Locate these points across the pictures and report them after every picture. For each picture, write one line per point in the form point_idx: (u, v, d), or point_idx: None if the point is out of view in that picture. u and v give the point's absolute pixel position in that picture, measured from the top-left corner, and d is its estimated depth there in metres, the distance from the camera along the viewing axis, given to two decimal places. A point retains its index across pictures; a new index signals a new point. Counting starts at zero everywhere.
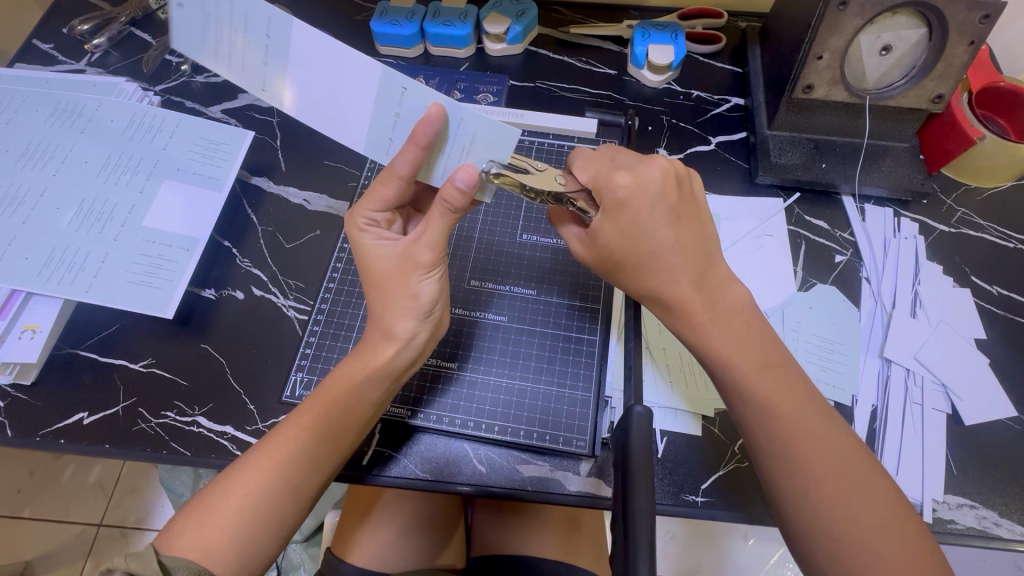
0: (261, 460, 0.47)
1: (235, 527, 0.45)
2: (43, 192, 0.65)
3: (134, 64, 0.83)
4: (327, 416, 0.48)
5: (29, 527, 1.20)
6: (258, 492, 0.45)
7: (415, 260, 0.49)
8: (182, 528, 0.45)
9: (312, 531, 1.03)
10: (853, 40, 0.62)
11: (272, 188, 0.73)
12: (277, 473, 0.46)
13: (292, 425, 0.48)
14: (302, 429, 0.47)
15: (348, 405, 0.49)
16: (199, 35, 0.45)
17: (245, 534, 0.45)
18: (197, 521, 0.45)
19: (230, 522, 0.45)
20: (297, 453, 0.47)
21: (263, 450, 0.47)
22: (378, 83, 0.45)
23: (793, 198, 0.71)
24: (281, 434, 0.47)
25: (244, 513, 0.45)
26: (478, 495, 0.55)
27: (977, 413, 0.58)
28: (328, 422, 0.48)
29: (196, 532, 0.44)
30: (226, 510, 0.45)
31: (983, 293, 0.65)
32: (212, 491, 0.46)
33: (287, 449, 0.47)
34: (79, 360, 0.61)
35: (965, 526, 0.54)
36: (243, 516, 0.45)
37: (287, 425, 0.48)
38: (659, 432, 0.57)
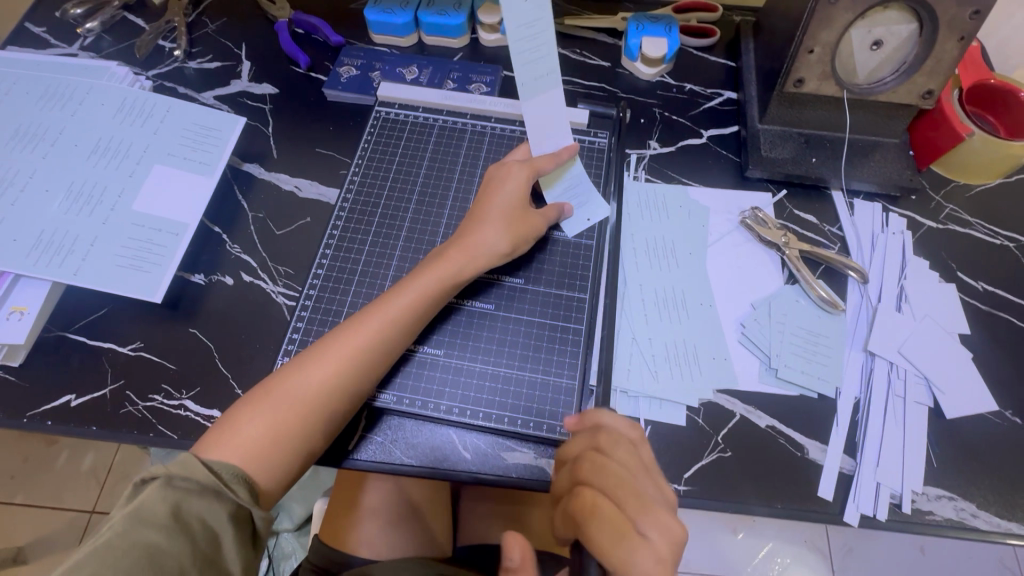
0: (332, 347, 0.53)
1: (297, 412, 0.50)
2: (32, 174, 0.65)
3: (127, 49, 0.83)
4: (401, 313, 0.55)
5: (22, 512, 1.21)
6: (320, 388, 0.51)
7: (527, 216, 0.61)
8: (239, 416, 0.50)
9: (302, 520, 1.04)
10: (844, 34, 0.62)
11: (263, 175, 0.73)
12: (352, 359, 0.52)
13: (362, 329, 0.54)
14: (375, 322, 0.54)
15: (413, 311, 0.55)
16: (530, 21, 0.53)
17: (305, 421, 0.50)
18: (260, 406, 0.50)
19: (296, 403, 0.50)
20: (369, 343, 0.53)
21: (327, 352, 0.52)
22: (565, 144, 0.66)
23: (782, 193, 0.71)
24: (357, 322, 0.54)
25: (310, 397, 0.51)
26: (465, 479, 0.56)
27: (959, 407, 0.58)
28: (398, 320, 0.55)
29: (260, 413, 0.50)
30: (293, 394, 0.51)
31: (969, 289, 0.65)
32: (279, 381, 0.52)
33: (358, 339, 0.53)
34: (67, 343, 0.62)
35: (943, 518, 0.54)
36: (312, 400, 0.51)
37: (360, 317, 0.55)
38: (644, 420, 0.58)
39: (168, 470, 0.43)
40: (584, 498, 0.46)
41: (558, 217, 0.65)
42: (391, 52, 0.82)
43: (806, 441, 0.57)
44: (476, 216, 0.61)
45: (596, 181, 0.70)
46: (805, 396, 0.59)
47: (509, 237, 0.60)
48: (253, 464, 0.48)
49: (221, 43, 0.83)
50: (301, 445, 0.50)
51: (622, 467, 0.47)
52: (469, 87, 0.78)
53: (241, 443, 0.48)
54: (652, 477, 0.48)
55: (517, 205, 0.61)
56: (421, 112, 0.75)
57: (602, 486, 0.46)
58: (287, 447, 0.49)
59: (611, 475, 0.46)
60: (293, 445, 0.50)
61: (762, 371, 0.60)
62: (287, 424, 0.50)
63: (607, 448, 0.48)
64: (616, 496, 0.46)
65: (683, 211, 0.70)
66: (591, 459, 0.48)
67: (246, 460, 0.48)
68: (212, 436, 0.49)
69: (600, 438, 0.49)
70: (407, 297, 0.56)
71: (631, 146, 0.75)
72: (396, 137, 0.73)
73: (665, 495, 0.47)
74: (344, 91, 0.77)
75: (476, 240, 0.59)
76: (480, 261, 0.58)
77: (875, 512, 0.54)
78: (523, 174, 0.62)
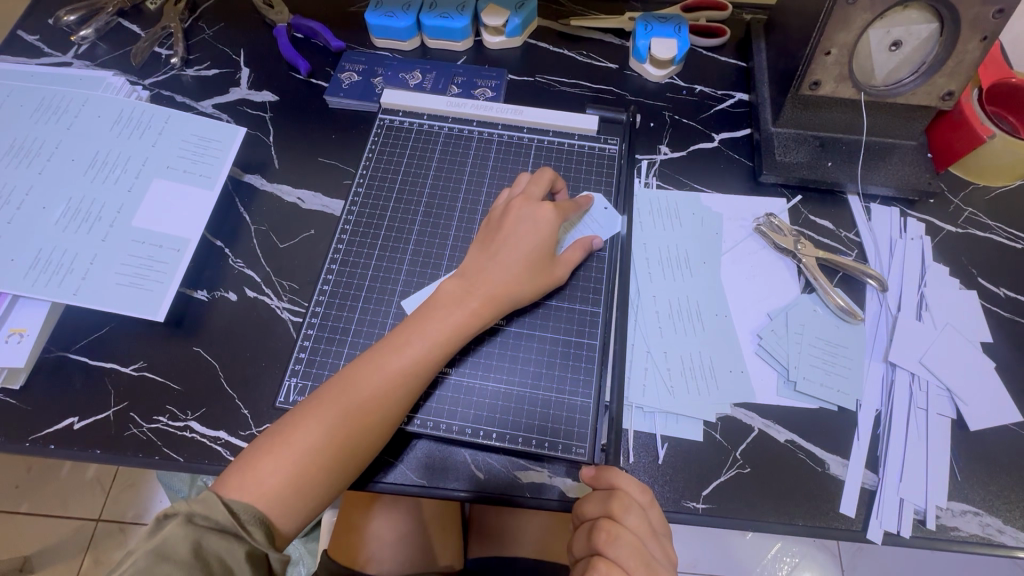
0: (356, 388, 0.50)
1: (323, 457, 0.48)
2: (28, 191, 0.63)
3: (122, 57, 0.81)
4: (428, 353, 0.53)
5: (28, 521, 1.20)
6: (345, 427, 0.49)
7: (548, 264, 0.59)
8: (258, 458, 0.47)
9: (312, 527, 1.04)
10: (862, 35, 0.60)
11: (265, 186, 0.71)
12: (378, 395, 0.50)
13: (387, 365, 0.52)
14: (402, 363, 0.52)
15: (439, 351, 0.53)
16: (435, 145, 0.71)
17: (331, 466, 0.48)
18: (281, 450, 0.47)
19: (320, 450, 0.48)
20: (396, 383, 0.51)
21: (351, 387, 0.50)
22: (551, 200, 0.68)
23: (797, 198, 0.70)
24: (381, 360, 0.52)
25: (335, 442, 0.48)
26: (479, 501, 0.54)
27: (982, 418, 0.57)
28: (427, 355, 0.53)
29: (283, 458, 0.47)
30: (317, 440, 0.48)
31: (990, 296, 0.64)
32: (300, 419, 0.49)
33: (384, 381, 0.51)
34: (69, 364, 0.60)
35: (969, 533, 0.53)
36: (336, 439, 0.49)
37: (386, 351, 0.52)
38: (661, 437, 0.57)
39: (191, 506, 0.42)
40: (598, 568, 0.46)
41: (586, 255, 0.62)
42: (394, 56, 0.80)
43: (826, 455, 0.56)
44: (503, 248, 0.58)
45: (607, 190, 0.68)
46: (825, 410, 0.58)
47: (536, 277, 0.58)
48: (274, 512, 0.46)
49: (218, 49, 0.82)
50: (325, 490, 0.49)
51: (634, 535, 0.47)
52: (474, 92, 0.76)
53: (263, 490, 0.46)
54: (659, 543, 0.48)
55: (545, 248, 0.59)
56: (426, 119, 0.73)
57: (614, 556, 0.47)
58: (311, 494, 0.48)
59: (623, 546, 0.47)
60: (316, 491, 0.48)
61: (781, 384, 0.59)
62: (312, 471, 0.48)
63: (620, 516, 0.48)
64: (626, 566, 0.46)
65: (695, 218, 0.68)
66: (605, 529, 0.48)
67: (268, 507, 0.46)
68: (229, 478, 0.46)
69: (613, 504, 0.48)
70: (434, 336, 0.53)
71: (642, 151, 0.73)
72: (401, 145, 0.71)
73: (667, 555, 0.49)
74: (346, 98, 0.76)
75: (503, 276, 0.57)
76: (506, 296, 0.56)
77: (899, 529, 0.53)
78: (550, 211, 0.60)
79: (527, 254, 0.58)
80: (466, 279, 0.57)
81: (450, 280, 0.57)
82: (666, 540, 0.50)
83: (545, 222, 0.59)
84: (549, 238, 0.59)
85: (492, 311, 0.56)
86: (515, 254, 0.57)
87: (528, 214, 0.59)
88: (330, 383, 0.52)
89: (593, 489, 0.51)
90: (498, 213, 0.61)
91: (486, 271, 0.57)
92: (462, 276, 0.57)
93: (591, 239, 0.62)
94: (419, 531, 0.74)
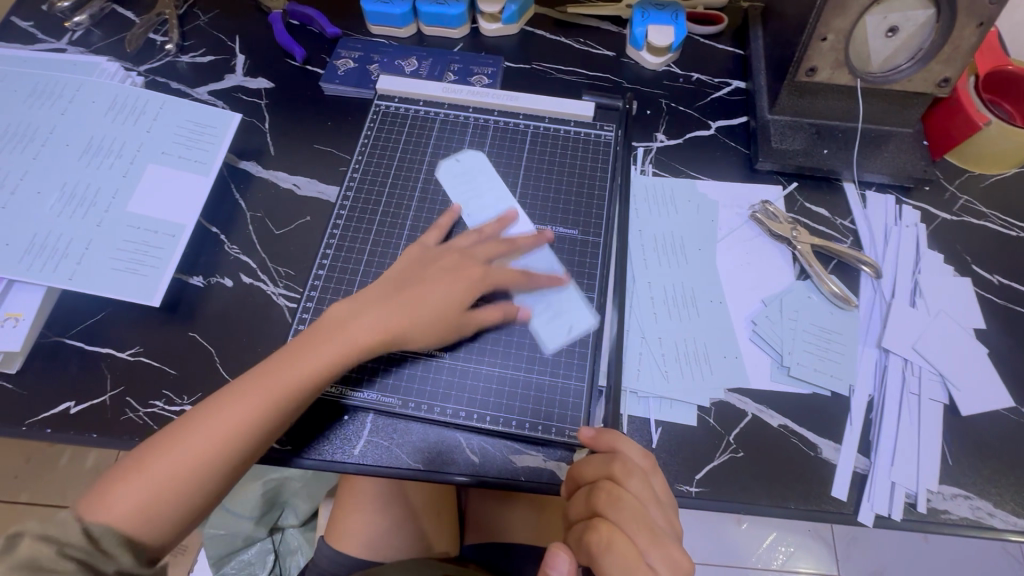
0: (231, 405, 0.49)
1: (173, 482, 0.47)
2: (24, 175, 0.63)
3: (117, 43, 0.80)
4: (321, 370, 0.52)
5: (26, 511, 1.20)
6: (204, 452, 0.48)
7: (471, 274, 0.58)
8: (125, 475, 0.47)
9: (309, 516, 1.05)
10: (859, 21, 0.60)
11: (260, 172, 0.71)
12: (244, 420, 0.49)
13: (275, 382, 0.50)
14: (290, 381, 0.51)
15: (323, 377, 0.52)
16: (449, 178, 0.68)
17: (189, 490, 0.47)
18: (147, 467, 0.47)
19: (180, 465, 0.47)
20: (276, 405, 0.50)
21: (218, 416, 0.49)
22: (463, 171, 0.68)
23: (793, 185, 0.70)
24: (269, 380, 0.50)
25: (186, 466, 0.47)
26: (474, 485, 0.55)
27: (974, 403, 0.57)
28: (307, 382, 0.51)
29: (142, 482, 0.46)
30: (172, 466, 0.47)
31: (984, 283, 0.64)
32: (168, 441, 0.48)
33: (258, 403, 0.49)
34: (65, 349, 0.60)
35: (960, 517, 0.54)
36: (199, 464, 0.47)
37: (272, 369, 0.51)
38: (654, 422, 0.57)
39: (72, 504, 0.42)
40: (600, 530, 0.45)
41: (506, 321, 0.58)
42: (390, 43, 0.80)
43: (819, 440, 0.56)
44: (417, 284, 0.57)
45: (602, 177, 0.68)
46: (818, 395, 0.58)
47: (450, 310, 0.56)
48: (134, 528, 0.45)
49: (213, 36, 0.81)
50: (187, 506, 0.47)
51: (637, 500, 0.47)
52: (469, 79, 0.76)
53: (121, 508, 0.45)
54: (661, 510, 0.47)
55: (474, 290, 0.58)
56: (422, 106, 0.73)
57: (616, 519, 0.46)
58: (166, 515, 0.46)
59: (626, 508, 0.46)
60: (177, 506, 0.47)
61: (775, 369, 0.59)
62: (174, 485, 0.47)
63: (622, 478, 0.48)
64: (630, 530, 0.45)
65: (691, 205, 0.68)
66: (607, 490, 0.47)
67: (127, 525, 0.45)
68: (96, 498, 0.46)
69: (616, 466, 0.48)
70: (331, 353, 0.52)
71: (637, 138, 0.73)
72: (397, 131, 0.71)
73: (671, 524, 0.48)
74: (342, 84, 0.75)
75: (430, 299, 0.56)
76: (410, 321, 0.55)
77: (890, 512, 0.53)
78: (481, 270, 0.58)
79: (455, 288, 0.57)
80: (387, 294, 0.56)
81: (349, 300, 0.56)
82: (670, 508, 0.49)
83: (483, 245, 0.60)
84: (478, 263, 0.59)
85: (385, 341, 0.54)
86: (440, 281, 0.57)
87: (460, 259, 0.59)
88: (214, 398, 0.50)
89: (592, 454, 0.51)
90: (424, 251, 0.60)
91: (394, 300, 0.56)
92: (360, 298, 0.56)
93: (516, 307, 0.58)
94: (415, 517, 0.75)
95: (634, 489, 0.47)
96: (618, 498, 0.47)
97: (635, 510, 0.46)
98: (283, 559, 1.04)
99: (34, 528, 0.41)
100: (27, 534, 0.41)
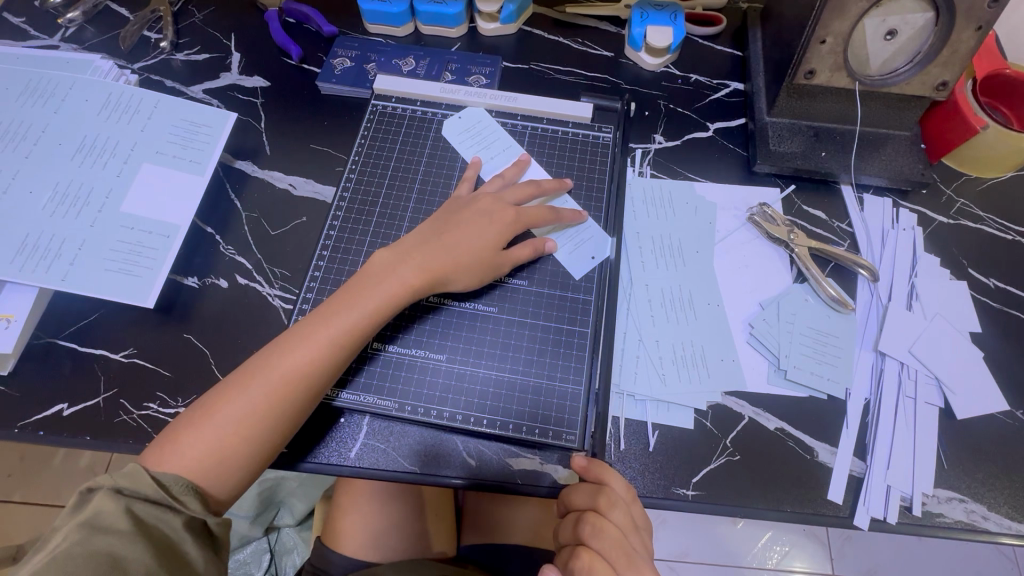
0: (279, 361, 0.50)
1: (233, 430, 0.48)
2: (15, 175, 0.62)
3: (110, 40, 0.79)
4: (358, 325, 0.53)
5: (20, 510, 1.20)
6: (261, 401, 0.49)
7: (503, 222, 0.60)
8: (182, 428, 0.48)
9: (304, 515, 1.04)
10: (858, 24, 0.60)
11: (256, 172, 0.70)
12: (298, 365, 0.50)
13: (322, 332, 0.52)
14: (329, 335, 0.51)
15: (370, 321, 0.53)
16: (458, 134, 0.70)
17: (251, 439, 0.48)
18: (206, 420, 0.48)
19: (236, 420, 0.48)
20: (325, 353, 0.51)
21: (270, 366, 0.50)
22: (469, 126, 0.71)
23: (791, 188, 0.70)
24: (316, 331, 0.52)
25: (247, 412, 0.48)
26: (470, 487, 0.55)
27: (969, 407, 0.58)
28: (356, 326, 0.53)
29: (204, 433, 0.48)
30: (233, 413, 0.48)
31: (980, 286, 0.64)
32: (223, 395, 0.49)
33: (308, 351, 0.51)
34: (58, 350, 0.60)
35: (954, 520, 0.54)
36: (258, 412, 0.49)
37: (320, 319, 0.52)
38: (652, 425, 0.57)
39: (117, 481, 0.43)
40: (582, 558, 0.48)
41: (537, 255, 0.61)
42: (387, 42, 0.79)
43: (815, 443, 0.57)
44: (454, 231, 0.58)
45: (599, 178, 0.68)
46: (814, 398, 0.58)
47: (491, 255, 0.58)
48: (202, 477, 0.47)
49: (208, 33, 0.80)
50: (251, 460, 0.49)
51: (618, 529, 0.49)
52: (467, 79, 0.75)
53: (188, 458, 0.47)
54: (639, 535, 0.51)
55: (500, 237, 0.59)
56: (419, 106, 0.72)
57: (598, 548, 0.49)
58: (234, 464, 0.48)
59: (608, 539, 0.49)
60: (238, 461, 0.48)
61: (772, 372, 0.59)
62: (230, 443, 0.48)
63: (606, 510, 0.49)
64: (611, 557, 0.48)
65: (689, 207, 0.68)
66: (590, 522, 0.49)
67: (194, 473, 0.47)
68: (158, 454, 0.47)
69: (600, 499, 0.49)
70: (364, 307, 0.53)
71: (635, 139, 0.73)
72: (394, 132, 0.71)
73: (646, 547, 0.51)
74: (338, 84, 0.75)
75: (451, 257, 0.57)
76: (452, 263, 0.57)
77: (885, 515, 0.54)
78: (510, 214, 0.61)
79: (475, 239, 0.58)
80: (409, 254, 0.57)
81: (387, 252, 0.57)
82: (646, 531, 0.52)
83: (500, 217, 0.60)
84: (507, 210, 0.61)
85: (429, 283, 0.56)
86: (460, 239, 0.58)
87: (485, 211, 0.60)
88: (258, 356, 0.51)
89: (580, 481, 0.52)
90: (456, 204, 0.62)
91: (431, 249, 0.57)
92: (399, 248, 0.58)
93: (545, 240, 0.61)
94: (412, 522, 0.75)
95: (617, 519, 0.49)
96: (601, 531, 0.49)
97: (616, 540, 0.49)
98: (280, 557, 1.04)
99: (105, 482, 0.43)
100: (99, 489, 0.43)
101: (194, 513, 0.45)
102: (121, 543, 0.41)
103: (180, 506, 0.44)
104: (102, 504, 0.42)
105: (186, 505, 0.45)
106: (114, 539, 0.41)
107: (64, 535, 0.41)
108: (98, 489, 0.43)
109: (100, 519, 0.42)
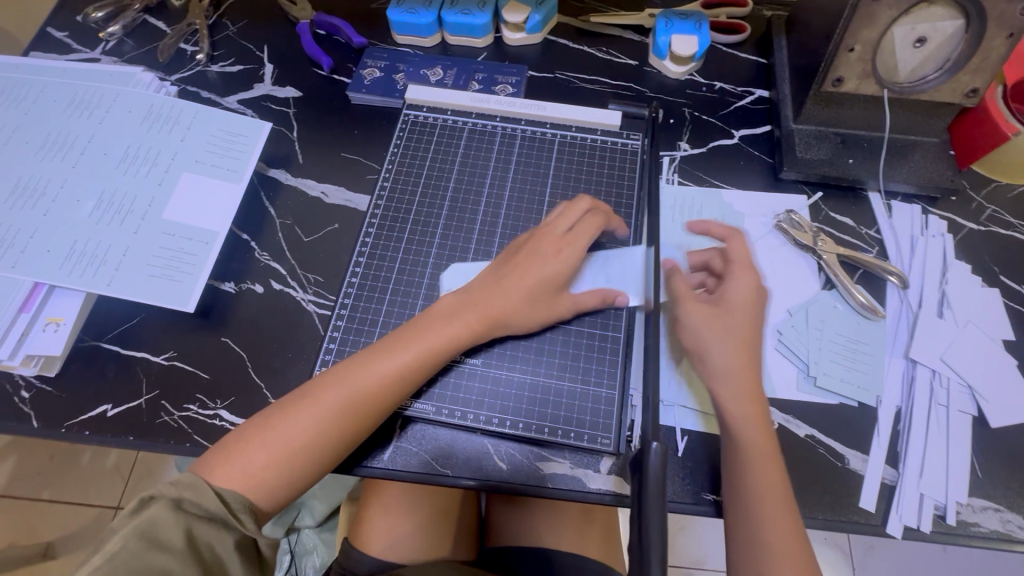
0: (342, 385, 0.52)
1: (294, 449, 0.50)
2: (63, 183, 0.65)
3: (149, 53, 0.82)
4: (416, 362, 0.54)
5: (50, 508, 1.23)
6: (321, 423, 0.51)
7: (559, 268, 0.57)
8: (242, 444, 0.50)
9: (326, 516, 1.06)
10: (887, 31, 0.60)
11: (289, 180, 0.72)
12: (359, 391, 0.52)
13: (382, 365, 0.53)
14: (391, 368, 0.53)
15: (430, 358, 0.54)
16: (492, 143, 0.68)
17: (308, 457, 0.51)
18: (267, 437, 0.50)
19: (298, 441, 0.50)
20: (386, 385, 0.53)
21: (332, 389, 0.52)
22: None
23: (817, 195, 0.70)
24: (376, 363, 0.53)
25: (308, 431, 0.51)
26: (505, 491, 0.55)
27: (1004, 415, 0.57)
28: (418, 362, 0.54)
29: (266, 448, 0.50)
30: (297, 432, 0.50)
31: (1013, 293, 0.64)
32: (284, 412, 0.51)
33: (372, 382, 0.52)
34: (102, 353, 0.62)
35: (989, 530, 0.53)
36: (315, 432, 0.51)
37: (385, 350, 0.54)
38: (680, 431, 0.57)
39: (178, 492, 0.45)
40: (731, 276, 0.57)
41: (605, 305, 0.59)
42: (415, 52, 0.81)
43: (846, 450, 0.56)
44: (510, 272, 0.57)
45: (628, 185, 0.69)
46: (845, 405, 0.58)
47: (543, 308, 0.57)
48: (261, 493, 0.49)
49: (242, 45, 0.83)
50: (307, 477, 0.51)
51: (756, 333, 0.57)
52: (494, 88, 0.77)
53: (247, 471, 0.49)
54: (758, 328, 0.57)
55: (560, 280, 0.57)
56: (450, 115, 0.74)
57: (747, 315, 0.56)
58: (288, 481, 0.50)
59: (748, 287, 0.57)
60: (295, 478, 0.51)
61: (802, 379, 0.59)
62: (290, 463, 0.50)
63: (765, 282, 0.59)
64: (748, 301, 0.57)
65: (717, 216, 0.69)
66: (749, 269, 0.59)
67: (249, 489, 0.49)
68: (217, 465, 0.49)
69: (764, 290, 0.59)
70: (426, 345, 0.54)
71: (661, 148, 0.73)
72: (425, 140, 0.72)
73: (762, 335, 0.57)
74: (368, 93, 0.77)
75: (509, 295, 0.56)
76: (509, 305, 0.56)
77: (919, 524, 0.53)
78: (568, 255, 0.58)
79: (531, 285, 0.57)
80: (469, 293, 0.57)
81: (453, 294, 0.58)
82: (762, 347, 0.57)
83: (559, 262, 0.58)
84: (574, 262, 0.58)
85: (492, 324, 0.56)
86: (519, 282, 0.57)
87: (540, 248, 0.58)
88: (322, 376, 0.54)
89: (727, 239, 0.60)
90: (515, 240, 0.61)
91: (490, 291, 0.57)
92: (467, 288, 0.58)
93: (614, 293, 0.59)
94: (437, 526, 0.76)
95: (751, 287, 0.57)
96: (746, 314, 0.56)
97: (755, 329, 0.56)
98: (300, 558, 1.06)
99: (167, 492, 0.45)
100: (160, 498, 0.45)
101: (248, 532, 0.47)
102: (175, 561, 0.43)
103: (234, 524, 0.47)
104: (160, 516, 0.44)
105: (242, 522, 0.47)
106: (168, 557, 0.43)
107: (124, 544, 0.42)
108: (160, 498, 0.44)
109: (157, 532, 0.43)
